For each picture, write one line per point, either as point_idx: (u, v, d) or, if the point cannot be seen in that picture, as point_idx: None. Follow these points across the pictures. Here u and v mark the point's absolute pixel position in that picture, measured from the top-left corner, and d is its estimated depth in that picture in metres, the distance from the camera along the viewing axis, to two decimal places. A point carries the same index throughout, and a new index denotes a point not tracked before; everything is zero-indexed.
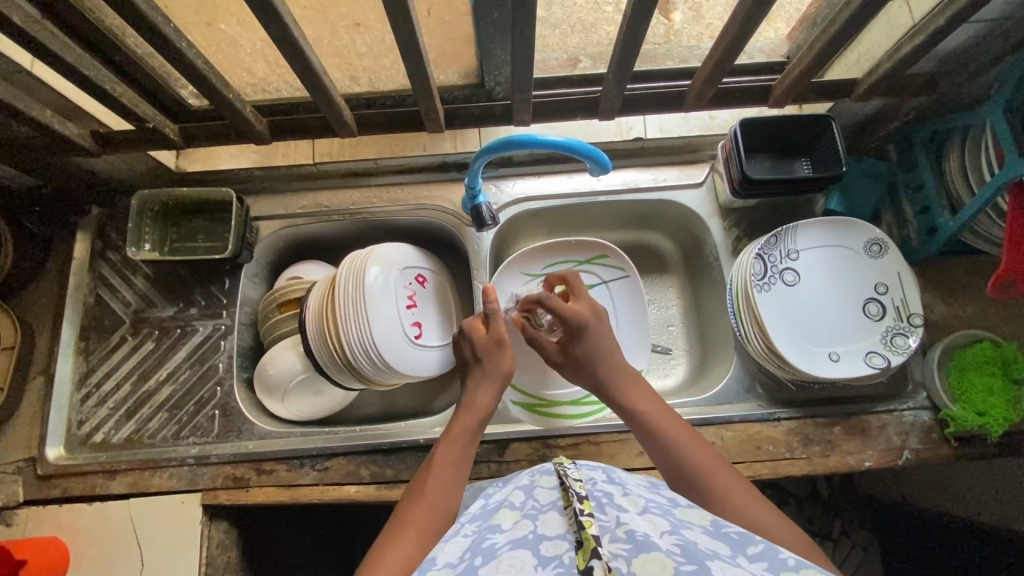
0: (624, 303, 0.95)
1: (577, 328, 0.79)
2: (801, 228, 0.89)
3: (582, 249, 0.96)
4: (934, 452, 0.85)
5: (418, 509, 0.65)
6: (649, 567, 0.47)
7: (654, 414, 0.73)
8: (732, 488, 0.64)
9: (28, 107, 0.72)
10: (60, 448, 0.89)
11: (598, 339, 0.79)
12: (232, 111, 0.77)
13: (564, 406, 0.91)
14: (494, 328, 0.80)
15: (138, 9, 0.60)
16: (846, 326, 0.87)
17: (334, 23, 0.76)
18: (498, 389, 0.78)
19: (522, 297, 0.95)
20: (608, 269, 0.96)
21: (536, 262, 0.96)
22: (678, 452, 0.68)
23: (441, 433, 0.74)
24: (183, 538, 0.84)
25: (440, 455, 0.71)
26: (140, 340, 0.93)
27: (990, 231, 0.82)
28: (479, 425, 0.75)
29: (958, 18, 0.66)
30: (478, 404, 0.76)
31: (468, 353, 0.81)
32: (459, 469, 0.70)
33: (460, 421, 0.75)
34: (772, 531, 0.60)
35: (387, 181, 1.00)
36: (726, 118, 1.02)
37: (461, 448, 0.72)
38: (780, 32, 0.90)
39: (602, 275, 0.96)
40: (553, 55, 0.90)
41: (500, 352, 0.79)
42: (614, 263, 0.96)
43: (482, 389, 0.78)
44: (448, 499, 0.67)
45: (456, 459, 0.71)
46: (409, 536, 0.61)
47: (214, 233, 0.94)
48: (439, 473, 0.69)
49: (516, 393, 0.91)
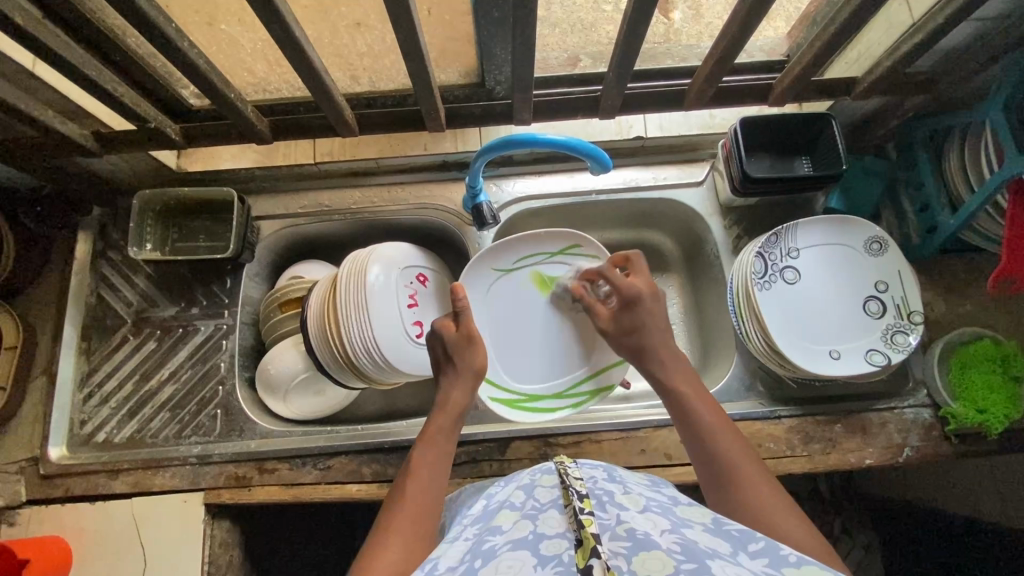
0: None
1: (631, 300, 0.80)
2: (802, 226, 0.89)
3: (554, 239, 0.92)
4: (935, 450, 0.86)
5: (406, 511, 0.64)
6: (649, 565, 0.48)
7: (692, 394, 0.72)
8: (756, 476, 0.63)
9: (30, 107, 0.72)
10: (63, 448, 0.89)
11: (652, 314, 0.79)
12: (234, 111, 0.77)
13: (545, 400, 0.91)
14: (466, 325, 0.81)
15: (139, 10, 0.60)
16: (847, 324, 0.87)
17: (335, 23, 0.77)
18: (471, 387, 0.79)
19: (494, 294, 0.92)
20: (582, 259, 0.93)
21: (504, 258, 0.92)
22: (707, 434, 0.68)
23: (419, 433, 0.74)
24: (185, 537, 0.84)
25: (418, 456, 0.71)
26: (141, 340, 0.94)
27: (990, 229, 0.83)
28: (455, 423, 0.75)
29: (957, 16, 0.66)
30: (453, 402, 0.77)
31: (439, 352, 0.82)
32: (439, 469, 0.70)
33: (436, 422, 0.75)
34: (792, 530, 0.59)
35: (388, 180, 1.00)
36: (725, 117, 1.02)
37: (441, 448, 0.72)
38: (779, 31, 0.90)
39: (577, 265, 0.93)
40: (553, 54, 0.90)
41: (472, 350, 0.79)
42: (587, 253, 0.92)
43: (455, 386, 0.78)
44: (433, 500, 0.67)
45: (435, 459, 0.71)
46: (396, 537, 0.61)
47: (215, 233, 0.94)
48: (419, 475, 0.69)
49: (494, 389, 0.89)
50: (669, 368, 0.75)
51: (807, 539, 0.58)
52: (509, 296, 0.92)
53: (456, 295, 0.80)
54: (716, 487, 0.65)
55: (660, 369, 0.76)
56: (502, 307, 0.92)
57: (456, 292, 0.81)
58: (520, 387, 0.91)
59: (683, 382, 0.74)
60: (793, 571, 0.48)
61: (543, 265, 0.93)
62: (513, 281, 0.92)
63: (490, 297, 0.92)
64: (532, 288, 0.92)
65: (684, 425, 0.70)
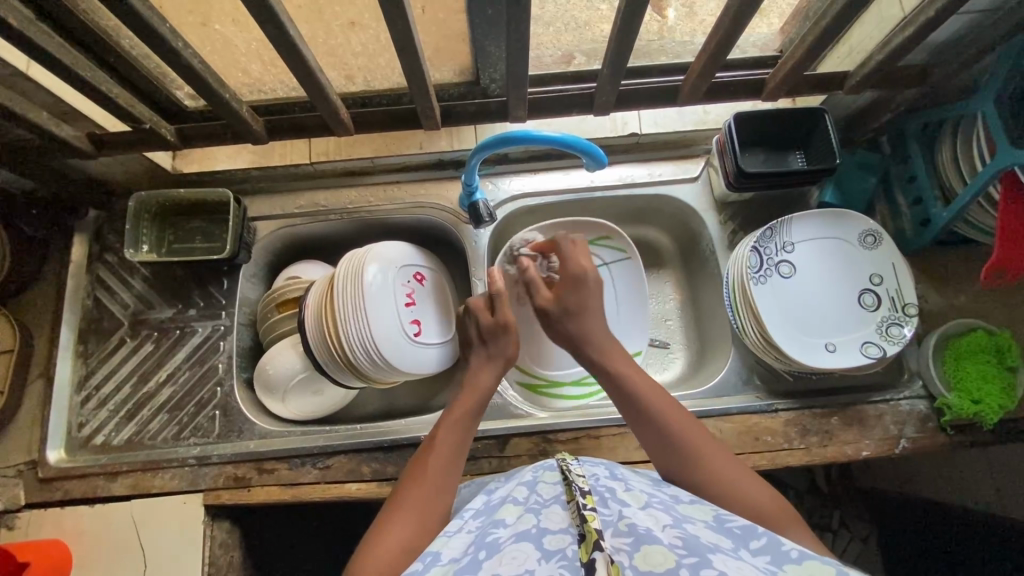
0: (625, 287, 0.98)
1: (578, 279, 0.80)
2: (795, 220, 0.90)
3: (587, 227, 0.97)
4: (931, 441, 0.86)
5: (419, 493, 0.65)
6: (650, 559, 0.48)
7: (638, 379, 0.72)
8: (724, 461, 0.65)
9: (24, 109, 0.72)
10: (61, 451, 0.89)
11: (595, 295, 0.80)
12: (229, 111, 0.77)
13: (567, 387, 0.96)
14: (500, 312, 0.80)
15: (133, 9, 0.60)
16: (841, 317, 0.88)
17: (330, 23, 0.78)
18: (498, 372, 0.79)
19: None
20: (609, 251, 0.98)
21: None
22: (668, 425, 0.68)
23: (442, 413, 0.73)
24: (186, 539, 0.84)
25: (441, 438, 0.70)
26: (139, 342, 0.94)
27: (983, 221, 0.83)
28: (480, 406, 0.75)
29: (949, 8, 0.67)
30: (481, 385, 0.77)
31: (473, 334, 0.82)
32: (459, 454, 0.70)
33: (460, 404, 0.74)
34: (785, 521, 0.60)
35: (383, 180, 1.01)
36: (720, 113, 1.01)
37: (464, 430, 0.72)
38: (772, 27, 0.92)
39: (602, 257, 0.98)
40: (547, 53, 0.91)
41: (505, 339, 0.80)
42: (614, 246, 0.98)
43: (484, 370, 0.78)
44: (448, 487, 0.67)
45: (457, 441, 0.70)
46: (405, 517, 0.63)
47: (211, 234, 0.95)
48: (439, 457, 0.68)
49: (520, 373, 0.96)
50: (613, 356, 0.75)
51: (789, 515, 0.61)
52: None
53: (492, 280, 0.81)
54: (685, 471, 0.66)
55: (605, 361, 0.75)
56: None
57: (491, 278, 0.82)
58: (543, 373, 0.96)
59: (629, 370, 0.74)
60: (795, 567, 0.48)
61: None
62: None
63: None
64: None
65: (638, 417, 0.70)
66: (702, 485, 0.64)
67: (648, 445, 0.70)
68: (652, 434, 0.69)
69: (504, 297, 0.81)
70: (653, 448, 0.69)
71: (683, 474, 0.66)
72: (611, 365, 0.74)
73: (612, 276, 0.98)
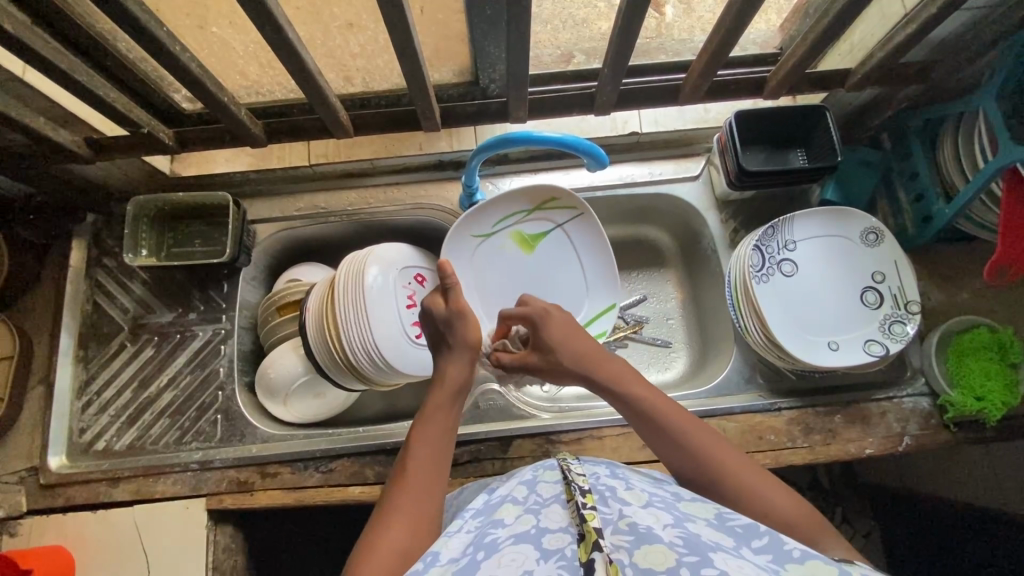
0: (585, 245, 0.93)
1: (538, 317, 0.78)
2: (797, 219, 0.90)
3: (528, 198, 0.90)
4: (934, 437, 0.86)
5: (407, 494, 0.64)
6: (651, 557, 0.48)
7: (656, 402, 0.70)
8: (739, 463, 0.65)
9: (21, 113, 0.71)
10: (62, 456, 0.88)
11: (560, 323, 0.78)
12: (228, 114, 0.77)
13: None
14: (454, 301, 0.77)
15: (131, 14, 0.59)
16: (843, 316, 0.88)
17: (327, 23, 0.76)
18: (468, 363, 0.75)
19: (478, 259, 0.91)
20: (561, 212, 0.92)
21: (483, 222, 0.90)
22: (688, 446, 0.67)
23: (417, 412, 0.72)
24: (189, 544, 0.84)
25: (417, 438, 0.69)
26: (139, 347, 0.93)
27: (985, 217, 0.83)
28: (455, 400, 0.73)
29: (951, 5, 0.66)
30: (451, 379, 0.73)
31: (432, 332, 0.79)
32: (441, 453, 0.68)
33: (432, 401, 0.72)
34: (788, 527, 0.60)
35: (383, 181, 1.00)
36: (720, 111, 1.01)
37: (442, 431, 0.70)
38: (772, 24, 0.90)
39: (556, 219, 0.92)
40: (546, 51, 0.90)
41: (461, 324, 0.76)
42: (565, 205, 0.91)
43: (449, 362, 0.75)
44: (433, 490, 0.65)
45: (436, 441, 0.69)
46: (396, 521, 0.61)
47: (211, 237, 0.94)
48: (420, 459, 0.67)
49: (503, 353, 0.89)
50: (622, 377, 0.73)
51: (794, 505, 0.62)
52: (494, 260, 0.92)
53: (444, 272, 0.77)
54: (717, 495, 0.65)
55: (611, 384, 0.73)
56: (488, 269, 0.91)
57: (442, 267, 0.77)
58: None
59: (641, 393, 0.71)
60: (797, 566, 0.49)
61: (523, 223, 0.92)
62: (494, 244, 0.91)
63: (475, 262, 0.91)
64: (513, 246, 0.92)
65: (663, 441, 0.68)
66: (723, 491, 0.64)
67: (676, 469, 0.68)
68: (677, 457, 0.67)
69: (456, 287, 0.77)
70: (686, 471, 0.67)
71: (709, 489, 0.65)
72: (622, 390, 0.72)
73: (570, 237, 0.93)
